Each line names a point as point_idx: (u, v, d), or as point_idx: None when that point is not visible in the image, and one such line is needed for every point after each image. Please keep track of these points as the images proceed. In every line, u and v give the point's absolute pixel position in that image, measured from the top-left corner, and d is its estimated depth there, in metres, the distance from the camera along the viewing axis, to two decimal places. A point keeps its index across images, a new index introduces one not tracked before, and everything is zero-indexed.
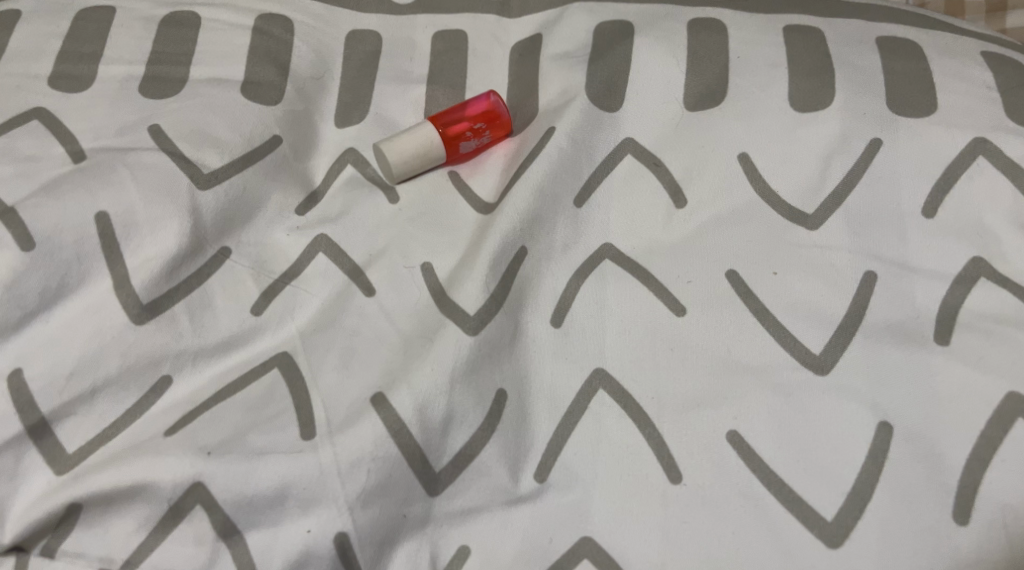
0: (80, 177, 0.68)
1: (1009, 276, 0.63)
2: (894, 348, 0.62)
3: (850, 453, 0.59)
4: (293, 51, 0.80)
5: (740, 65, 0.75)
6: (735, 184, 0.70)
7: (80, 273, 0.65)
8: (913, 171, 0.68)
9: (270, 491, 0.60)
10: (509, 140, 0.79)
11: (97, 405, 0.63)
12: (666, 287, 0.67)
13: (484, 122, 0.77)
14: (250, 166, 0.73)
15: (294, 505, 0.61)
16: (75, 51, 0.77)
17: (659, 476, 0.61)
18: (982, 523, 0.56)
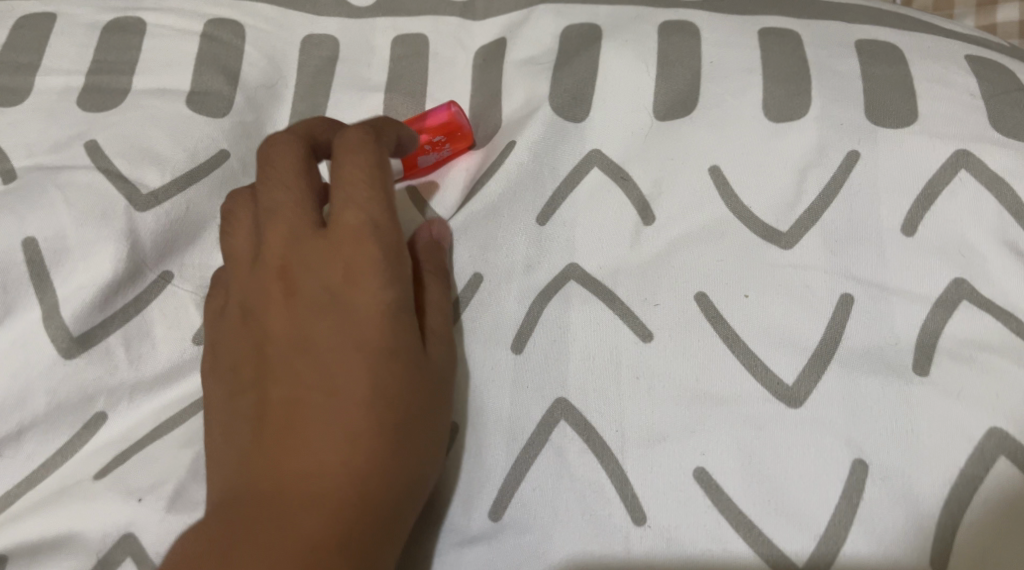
0: (10, 201, 0.65)
1: (993, 300, 0.60)
2: (871, 378, 0.58)
3: (822, 492, 0.56)
4: (243, 58, 0.76)
5: (713, 70, 0.71)
6: (706, 198, 0.66)
7: (5, 303, 0.62)
8: (894, 185, 0.64)
9: None
10: (473, 153, 0.74)
11: (24, 445, 0.61)
12: (632, 310, 0.63)
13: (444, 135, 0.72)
14: (194, 183, 0.68)
15: None
16: (11, 61, 0.73)
17: (621, 516, 0.57)
18: (960, 568, 0.53)
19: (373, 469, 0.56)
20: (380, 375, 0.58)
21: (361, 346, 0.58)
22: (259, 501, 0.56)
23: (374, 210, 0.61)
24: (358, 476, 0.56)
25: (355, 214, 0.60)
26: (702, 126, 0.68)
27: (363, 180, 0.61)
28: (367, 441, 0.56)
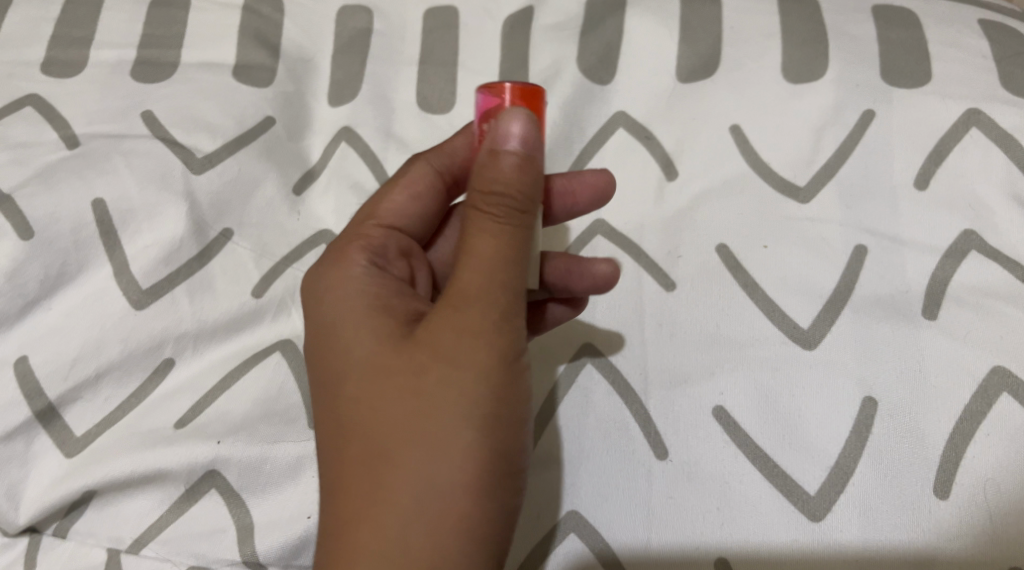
0: (78, 166, 0.69)
1: (999, 249, 0.63)
2: (882, 321, 0.62)
3: (836, 428, 0.60)
4: (283, 32, 0.78)
5: (734, 35, 0.73)
6: (727, 156, 0.69)
7: (79, 261, 0.67)
8: (906, 144, 0.67)
9: (285, 464, 0.63)
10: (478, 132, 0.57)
11: (101, 390, 0.65)
12: (657, 264, 0.67)
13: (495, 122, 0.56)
14: (244, 148, 0.73)
15: (303, 484, 0.63)
16: (66, 35, 0.76)
17: (645, 452, 0.62)
18: (962, 496, 0.57)
19: (417, 545, 0.49)
20: (432, 410, 0.50)
21: (400, 402, 0.51)
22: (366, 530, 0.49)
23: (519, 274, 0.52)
24: (395, 553, 0.49)
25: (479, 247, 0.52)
26: (723, 88, 0.71)
27: (487, 237, 0.52)
28: (421, 513, 0.49)
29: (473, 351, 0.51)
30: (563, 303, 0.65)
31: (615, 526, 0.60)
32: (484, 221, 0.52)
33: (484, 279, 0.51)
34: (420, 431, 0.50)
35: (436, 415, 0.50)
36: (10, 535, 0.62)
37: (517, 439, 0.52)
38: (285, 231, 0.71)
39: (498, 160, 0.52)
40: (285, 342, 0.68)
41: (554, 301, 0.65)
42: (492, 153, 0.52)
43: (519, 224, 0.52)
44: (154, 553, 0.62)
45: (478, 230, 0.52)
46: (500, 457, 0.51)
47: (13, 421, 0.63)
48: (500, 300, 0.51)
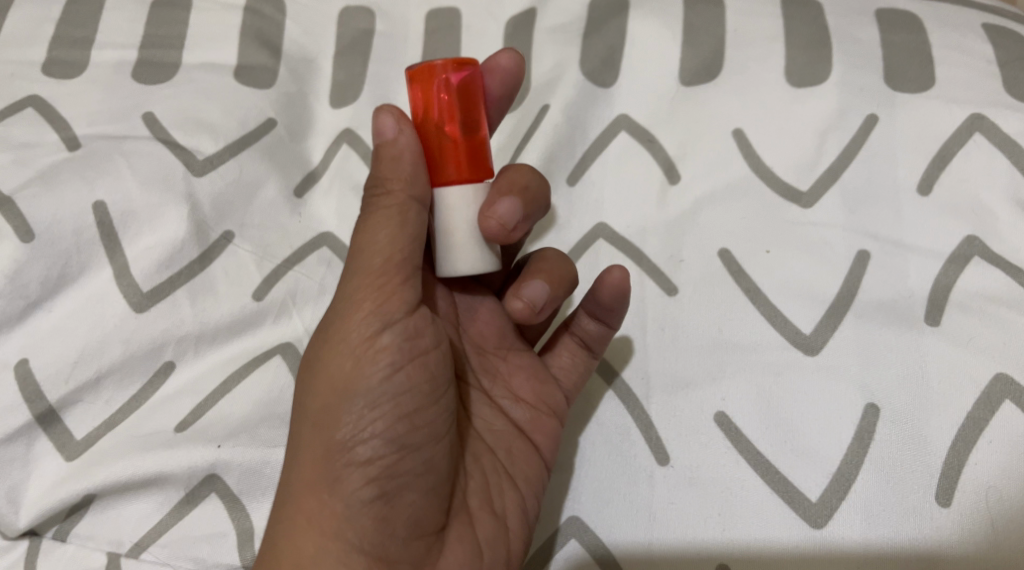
0: (79, 167, 0.69)
1: (1002, 255, 0.63)
2: (885, 327, 0.62)
3: (838, 434, 0.60)
4: (286, 32, 0.78)
5: (738, 37, 0.73)
6: (730, 160, 0.69)
7: (79, 263, 0.67)
8: (910, 148, 0.67)
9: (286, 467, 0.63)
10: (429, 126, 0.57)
11: (102, 393, 0.65)
12: (660, 268, 0.67)
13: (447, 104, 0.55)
14: (245, 150, 0.72)
15: None
16: (68, 35, 0.76)
17: (646, 457, 0.61)
18: (964, 504, 0.57)
19: (295, 528, 0.53)
20: (343, 385, 0.55)
21: (301, 393, 0.56)
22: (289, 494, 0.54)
23: (387, 259, 0.55)
24: (304, 538, 0.53)
25: (369, 239, 0.55)
26: (725, 92, 0.71)
27: (386, 225, 0.55)
28: (294, 496, 0.54)
29: (344, 338, 0.55)
30: (597, 320, 0.64)
31: (616, 532, 0.60)
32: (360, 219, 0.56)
33: (369, 265, 0.55)
34: (311, 416, 0.55)
35: (311, 404, 0.55)
36: (10, 538, 0.62)
37: (342, 430, 0.54)
38: (287, 233, 0.71)
39: (387, 146, 0.55)
40: (286, 345, 0.67)
41: (586, 314, 0.64)
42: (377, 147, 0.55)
43: (397, 207, 0.55)
44: (154, 557, 0.61)
45: (369, 221, 0.56)
46: (320, 448, 0.54)
47: (14, 423, 0.63)
48: (377, 284, 0.55)
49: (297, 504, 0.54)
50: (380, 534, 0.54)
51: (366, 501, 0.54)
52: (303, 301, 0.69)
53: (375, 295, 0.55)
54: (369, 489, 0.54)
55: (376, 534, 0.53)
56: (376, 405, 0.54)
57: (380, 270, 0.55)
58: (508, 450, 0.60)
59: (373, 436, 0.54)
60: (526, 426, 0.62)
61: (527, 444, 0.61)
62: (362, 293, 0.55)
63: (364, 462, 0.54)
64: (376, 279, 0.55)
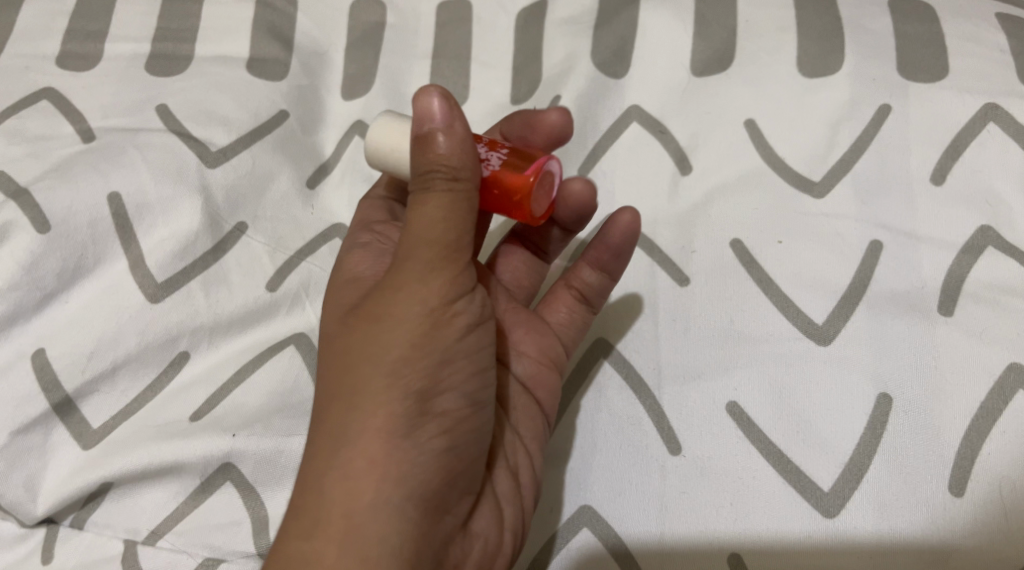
0: (94, 160, 0.70)
1: (1017, 246, 0.63)
2: (898, 318, 0.62)
3: (850, 424, 0.60)
4: (298, 25, 0.78)
5: (749, 28, 0.72)
6: (742, 151, 0.69)
7: (94, 255, 0.67)
8: (923, 139, 0.66)
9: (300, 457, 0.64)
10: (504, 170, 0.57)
11: (118, 383, 0.66)
12: (671, 259, 0.67)
13: (507, 191, 0.57)
14: (258, 142, 0.73)
15: None
16: (82, 29, 0.77)
17: (658, 447, 0.62)
18: (977, 494, 0.57)
19: (353, 478, 0.52)
20: (413, 341, 0.53)
21: (364, 341, 0.54)
22: (336, 441, 0.53)
23: (459, 233, 0.54)
24: (359, 490, 0.52)
25: (446, 207, 0.53)
26: (737, 83, 0.71)
27: (457, 206, 0.54)
28: (354, 445, 0.52)
29: (417, 292, 0.53)
30: (597, 270, 0.65)
31: (628, 521, 0.60)
32: (421, 193, 0.54)
33: (446, 229, 0.53)
34: (375, 367, 0.53)
35: (378, 354, 0.53)
36: (28, 526, 0.63)
37: (416, 385, 0.53)
38: (299, 225, 0.72)
39: (435, 140, 0.53)
40: (299, 336, 0.68)
41: (585, 263, 0.65)
42: (423, 136, 0.54)
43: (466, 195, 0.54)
44: (170, 545, 0.62)
45: (429, 196, 0.54)
46: (387, 401, 0.53)
47: (32, 413, 0.64)
48: (453, 252, 0.54)
49: (355, 454, 0.52)
50: (438, 492, 0.54)
51: (432, 460, 0.53)
52: (316, 293, 0.69)
53: (447, 264, 0.54)
54: (435, 448, 0.53)
55: (436, 491, 0.53)
56: (450, 367, 0.54)
57: (453, 240, 0.54)
58: (522, 408, 0.62)
59: (444, 399, 0.54)
60: (530, 382, 0.63)
61: (530, 401, 0.62)
62: (436, 259, 0.53)
63: (431, 423, 0.53)
64: (447, 251, 0.54)
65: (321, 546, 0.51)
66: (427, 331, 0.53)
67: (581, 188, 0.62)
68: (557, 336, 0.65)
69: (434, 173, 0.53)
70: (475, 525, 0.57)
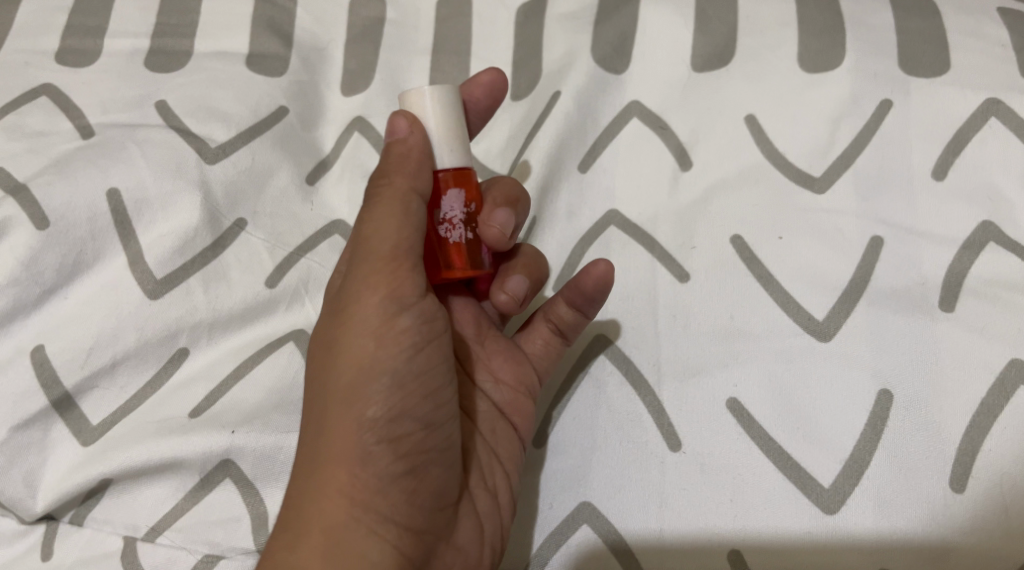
0: (93, 155, 0.69)
1: (1018, 242, 0.63)
2: (898, 314, 0.62)
3: (850, 421, 0.60)
4: (297, 21, 0.78)
5: (750, 23, 0.72)
6: (742, 147, 0.69)
7: (94, 251, 0.67)
8: (924, 134, 0.66)
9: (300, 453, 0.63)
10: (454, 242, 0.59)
11: (117, 379, 0.65)
12: (672, 255, 0.67)
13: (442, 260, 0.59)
14: (257, 137, 0.72)
15: None
16: (81, 25, 0.76)
17: (658, 444, 0.62)
18: (978, 490, 0.57)
19: (323, 500, 0.53)
20: (366, 359, 0.55)
21: (323, 367, 0.56)
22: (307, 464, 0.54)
23: (396, 245, 0.56)
24: (331, 508, 0.53)
25: (388, 223, 0.56)
26: (737, 78, 0.71)
27: (394, 215, 0.56)
28: (321, 469, 0.54)
29: (367, 311, 0.56)
30: (573, 309, 0.64)
31: (628, 518, 0.60)
32: (367, 212, 0.57)
33: (392, 242, 0.56)
34: (335, 390, 0.55)
35: (338, 376, 0.55)
36: (27, 522, 0.63)
37: (371, 404, 0.55)
38: (299, 222, 0.71)
39: (396, 146, 0.58)
40: (299, 333, 0.68)
41: (562, 301, 0.65)
42: (387, 147, 0.58)
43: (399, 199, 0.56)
44: (169, 541, 0.62)
45: (375, 210, 0.56)
46: (348, 421, 0.54)
47: (31, 409, 0.64)
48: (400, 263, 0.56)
49: (324, 475, 0.54)
50: (407, 505, 0.55)
51: (394, 477, 0.55)
52: (315, 289, 0.69)
53: (390, 275, 0.56)
54: (396, 466, 0.55)
55: (404, 504, 0.55)
56: (403, 386, 0.55)
57: (390, 254, 0.56)
58: (493, 428, 0.62)
59: (403, 413, 0.55)
60: (505, 406, 0.63)
61: (507, 425, 0.63)
62: (375, 272, 0.56)
63: (390, 440, 0.55)
64: (388, 261, 0.56)
65: (305, 564, 0.52)
66: (378, 349, 0.55)
67: (506, 300, 0.63)
68: (532, 366, 0.65)
69: (382, 186, 0.57)
70: (455, 539, 0.58)
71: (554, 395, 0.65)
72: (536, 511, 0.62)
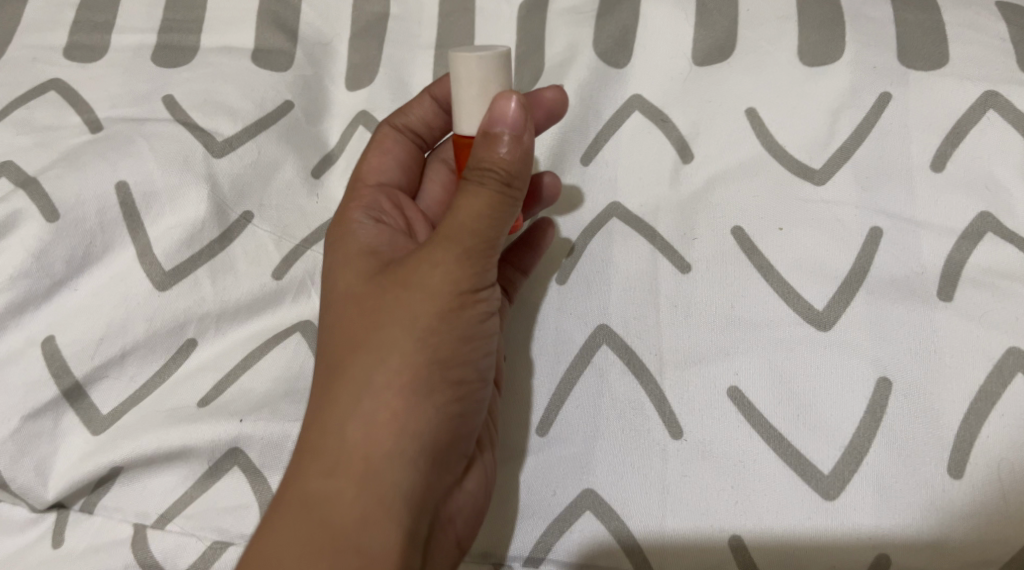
0: (101, 149, 0.70)
1: (1016, 231, 0.63)
2: (897, 303, 0.62)
3: (849, 408, 0.60)
4: (302, 16, 0.79)
5: (751, 17, 0.73)
6: (743, 139, 0.69)
7: (103, 243, 0.68)
8: (923, 125, 0.67)
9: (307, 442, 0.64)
10: None
11: (126, 369, 0.66)
12: (673, 246, 0.68)
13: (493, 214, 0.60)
14: (264, 131, 0.73)
15: None
16: (88, 21, 0.77)
17: (660, 431, 0.62)
18: (976, 475, 0.58)
19: (370, 440, 0.54)
20: (439, 321, 0.55)
21: (393, 305, 0.56)
22: (350, 403, 0.55)
23: (496, 228, 0.56)
24: (374, 452, 0.54)
25: (491, 204, 0.56)
26: (738, 71, 0.71)
27: (498, 202, 0.56)
28: (371, 410, 0.54)
29: (450, 278, 0.56)
30: (518, 268, 0.69)
31: (630, 504, 0.61)
32: (473, 183, 0.56)
33: (488, 221, 0.56)
34: (394, 341, 0.55)
35: (407, 327, 0.55)
36: (39, 510, 0.64)
37: (438, 357, 0.55)
38: (305, 214, 0.72)
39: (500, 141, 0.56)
40: (306, 324, 0.69)
41: (509, 263, 0.69)
42: (490, 134, 0.56)
43: (510, 195, 0.56)
44: (179, 528, 0.63)
45: (480, 188, 0.56)
46: (407, 374, 0.55)
47: (42, 399, 0.65)
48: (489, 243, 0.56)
49: (379, 409, 0.54)
50: (440, 466, 0.56)
51: (445, 430, 0.56)
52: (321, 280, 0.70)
53: (478, 254, 0.56)
54: (448, 417, 0.56)
55: (440, 463, 0.56)
56: (466, 350, 0.57)
57: (485, 231, 0.56)
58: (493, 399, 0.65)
59: (461, 380, 0.57)
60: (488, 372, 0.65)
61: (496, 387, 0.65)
62: (472, 247, 0.56)
63: (444, 406, 0.56)
64: (483, 241, 0.56)
65: (344, 485, 0.53)
66: (450, 316, 0.56)
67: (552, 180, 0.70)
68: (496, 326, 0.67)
69: (489, 171, 0.56)
70: (467, 486, 0.60)
71: (558, 385, 0.66)
72: (541, 499, 0.63)
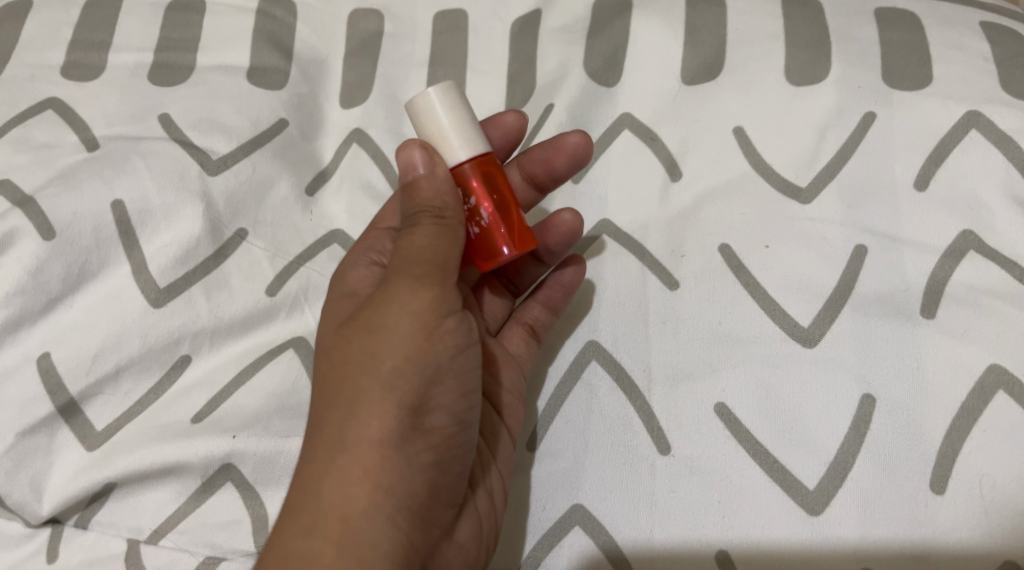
0: (98, 167, 0.71)
1: (998, 249, 0.64)
2: (881, 320, 0.63)
3: (835, 424, 0.61)
4: (297, 34, 0.80)
5: (739, 37, 0.74)
6: (731, 157, 0.71)
7: (99, 260, 0.69)
8: (906, 144, 0.68)
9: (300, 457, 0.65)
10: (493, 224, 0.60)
11: (121, 385, 0.67)
12: (662, 263, 0.68)
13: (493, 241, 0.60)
14: (259, 149, 0.74)
15: None
16: (86, 39, 0.78)
17: (648, 446, 0.63)
18: (958, 491, 0.59)
19: (347, 487, 0.55)
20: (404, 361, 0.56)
21: (361, 353, 0.57)
22: (326, 454, 0.55)
23: (446, 260, 0.58)
24: (350, 501, 0.55)
25: (433, 239, 0.58)
26: (726, 89, 0.73)
27: (441, 235, 0.58)
28: (347, 457, 0.55)
29: (410, 317, 0.57)
30: (546, 308, 0.69)
31: (618, 519, 0.62)
32: (409, 227, 0.58)
33: (436, 257, 0.58)
34: (364, 387, 0.56)
35: (374, 369, 0.56)
36: (33, 526, 0.65)
37: (407, 401, 0.56)
38: (299, 230, 0.73)
39: (421, 182, 0.58)
40: (299, 339, 0.69)
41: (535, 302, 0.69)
42: (409, 182, 0.59)
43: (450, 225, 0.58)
44: (172, 543, 0.64)
45: (418, 227, 0.58)
46: (377, 420, 0.56)
47: (38, 415, 0.66)
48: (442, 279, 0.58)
49: (351, 462, 0.55)
50: (421, 509, 0.57)
51: (420, 474, 0.57)
52: (315, 297, 0.71)
53: (434, 289, 0.58)
54: (422, 456, 0.57)
55: (420, 506, 0.57)
56: (436, 388, 0.58)
57: (437, 265, 0.58)
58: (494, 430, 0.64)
59: (431, 416, 0.57)
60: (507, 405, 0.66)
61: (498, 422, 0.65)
62: (424, 281, 0.57)
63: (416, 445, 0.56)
64: (437, 276, 0.58)
65: (322, 545, 0.53)
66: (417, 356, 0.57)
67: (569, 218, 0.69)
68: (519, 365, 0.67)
69: (420, 211, 0.58)
70: (456, 537, 0.60)
71: (548, 399, 0.67)
72: (530, 513, 0.64)
